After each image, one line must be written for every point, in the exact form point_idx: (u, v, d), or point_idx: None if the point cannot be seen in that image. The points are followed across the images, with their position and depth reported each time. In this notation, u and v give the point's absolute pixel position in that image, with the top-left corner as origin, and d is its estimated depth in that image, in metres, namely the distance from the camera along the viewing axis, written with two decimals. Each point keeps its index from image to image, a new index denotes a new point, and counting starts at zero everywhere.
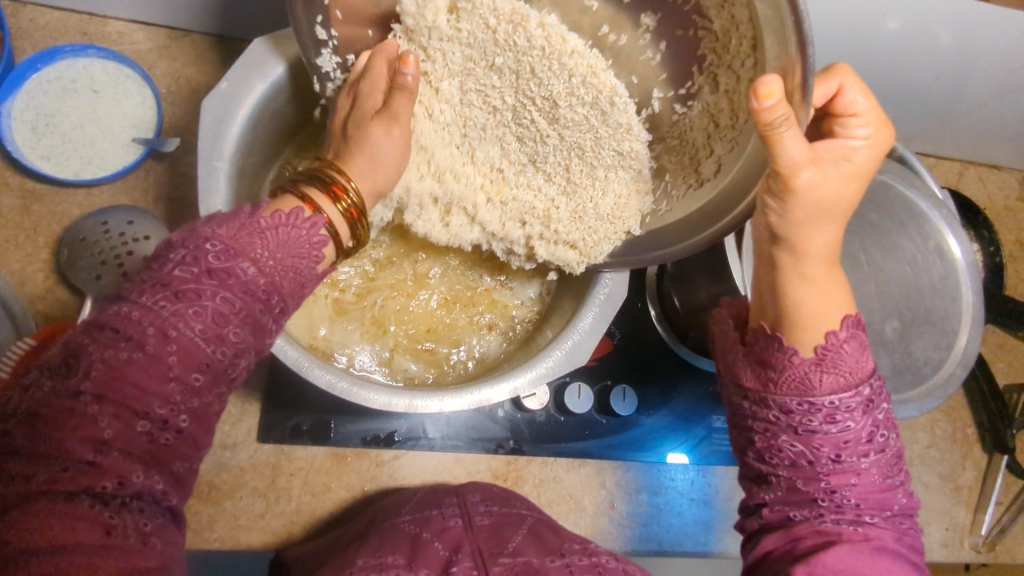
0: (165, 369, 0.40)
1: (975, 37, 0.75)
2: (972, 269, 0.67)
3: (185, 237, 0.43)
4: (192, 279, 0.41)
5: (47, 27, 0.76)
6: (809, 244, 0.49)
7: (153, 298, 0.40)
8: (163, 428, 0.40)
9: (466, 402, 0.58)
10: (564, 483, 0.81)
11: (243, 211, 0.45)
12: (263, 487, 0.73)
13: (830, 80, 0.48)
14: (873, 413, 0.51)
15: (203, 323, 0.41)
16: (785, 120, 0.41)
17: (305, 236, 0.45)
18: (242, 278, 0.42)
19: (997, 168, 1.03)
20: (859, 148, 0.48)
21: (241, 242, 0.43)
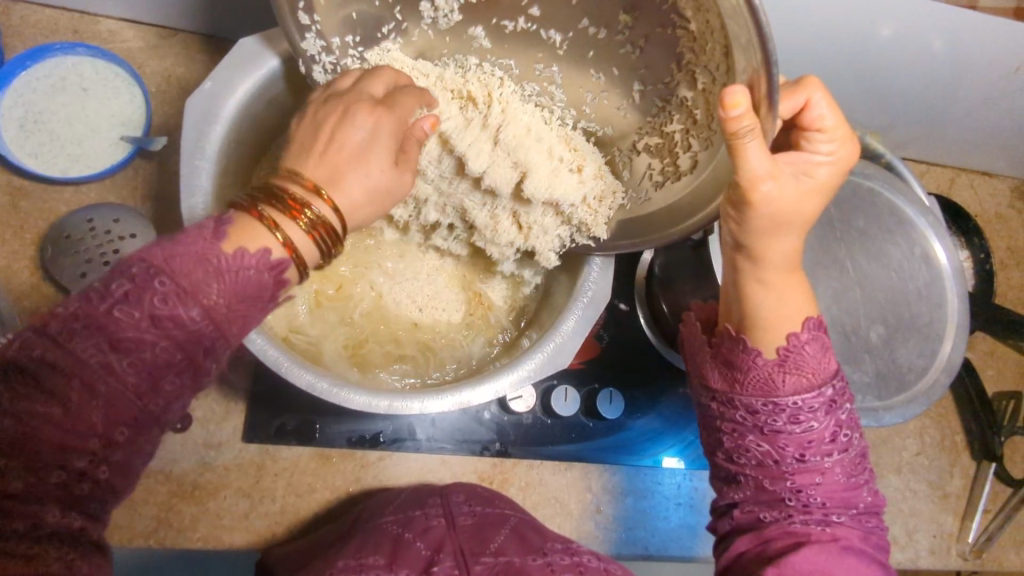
0: (89, 427, 0.37)
1: (967, 44, 0.75)
2: (959, 276, 0.66)
3: (137, 261, 0.38)
4: (132, 325, 0.37)
5: (37, 24, 0.76)
6: (770, 252, 0.49)
7: (85, 344, 0.36)
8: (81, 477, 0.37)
9: (449, 403, 0.58)
10: (550, 485, 0.81)
11: (205, 234, 0.40)
12: (248, 487, 0.73)
13: (797, 94, 0.48)
14: (836, 413, 0.52)
15: (137, 377, 0.37)
16: (750, 131, 0.41)
17: (266, 277, 0.41)
18: (183, 324, 0.38)
19: (988, 175, 1.03)
20: (822, 164, 0.48)
21: (193, 280, 0.38)
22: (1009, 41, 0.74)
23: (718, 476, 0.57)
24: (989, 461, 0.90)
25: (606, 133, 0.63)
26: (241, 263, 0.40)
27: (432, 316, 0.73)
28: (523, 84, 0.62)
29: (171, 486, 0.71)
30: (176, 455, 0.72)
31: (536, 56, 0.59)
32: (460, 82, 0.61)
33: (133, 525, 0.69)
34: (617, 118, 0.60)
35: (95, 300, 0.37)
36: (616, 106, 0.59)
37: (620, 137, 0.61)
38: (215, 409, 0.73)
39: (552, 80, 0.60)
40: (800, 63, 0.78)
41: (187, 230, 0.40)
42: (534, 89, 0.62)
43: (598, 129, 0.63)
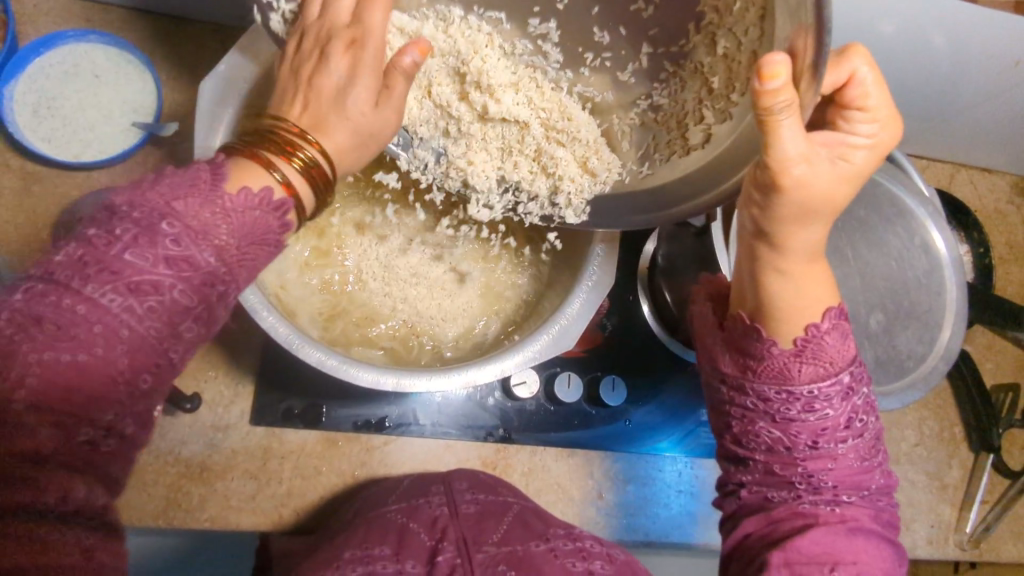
0: (115, 372, 0.38)
1: (967, 39, 0.75)
2: (956, 266, 0.67)
3: (137, 204, 0.39)
4: (145, 267, 0.38)
5: (49, 12, 0.77)
6: (791, 241, 0.49)
7: (101, 289, 0.37)
8: (106, 434, 0.39)
9: (454, 382, 0.59)
10: (552, 472, 0.82)
11: (202, 177, 0.41)
12: (255, 469, 0.74)
13: (842, 67, 0.45)
14: (853, 400, 0.53)
15: (157, 322, 0.39)
16: (788, 106, 0.39)
17: (270, 221, 0.43)
18: (200, 264, 0.40)
19: (988, 171, 1.03)
20: (860, 146, 0.46)
21: (202, 221, 0.40)
22: (1007, 35, 0.75)
23: (726, 456, 0.58)
24: (987, 453, 0.91)
25: (603, 99, 0.65)
26: (247, 203, 0.42)
27: (438, 303, 0.73)
28: (518, 40, 0.63)
29: (180, 468, 0.72)
30: (184, 438, 0.73)
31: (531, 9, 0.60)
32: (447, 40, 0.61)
33: (142, 506, 0.70)
34: (620, 82, 0.62)
35: (101, 244, 0.37)
36: (621, 70, 0.61)
37: (620, 103, 0.64)
38: (223, 392, 0.75)
39: (546, 38, 0.62)
40: None
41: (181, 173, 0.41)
42: (526, 46, 0.63)
43: (595, 94, 0.65)
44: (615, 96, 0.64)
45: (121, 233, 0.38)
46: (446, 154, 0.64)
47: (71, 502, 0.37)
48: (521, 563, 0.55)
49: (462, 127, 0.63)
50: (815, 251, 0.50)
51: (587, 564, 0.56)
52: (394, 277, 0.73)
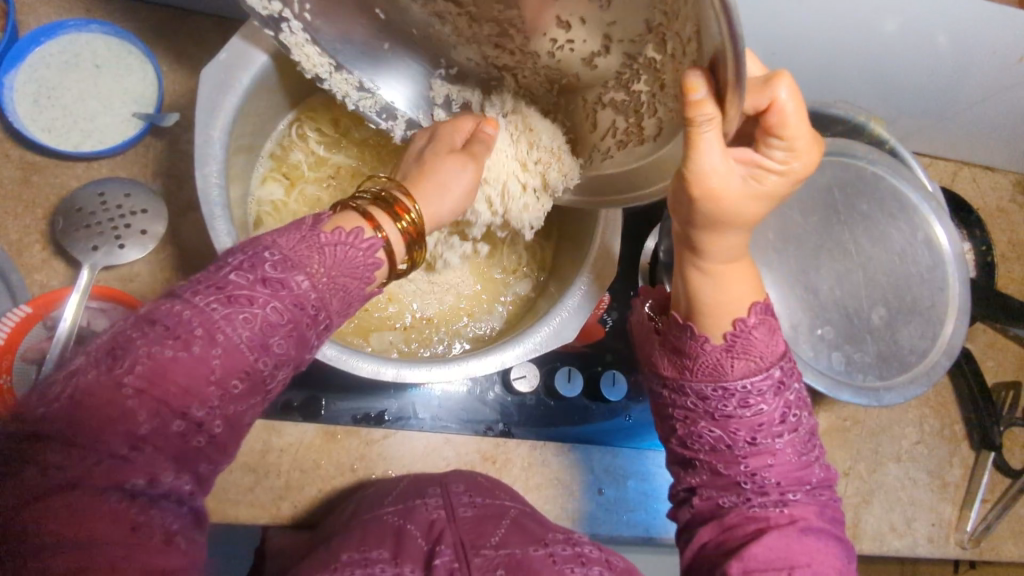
0: (207, 373, 0.40)
1: (967, 40, 0.75)
2: (960, 262, 0.67)
3: (249, 244, 0.44)
4: (247, 284, 0.41)
5: (50, 2, 0.77)
6: (714, 245, 0.50)
7: (206, 299, 0.40)
8: (196, 429, 0.40)
9: (454, 372, 0.59)
10: (551, 466, 0.81)
11: (305, 223, 0.46)
12: (253, 462, 0.74)
13: (761, 94, 0.42)
14: (785, 394, 0.52)
15: (250, 330, 0.41)
16: (709, 120, 0.40)
17: (361, 257, 0.46)
18: (293, 287, 0.43)
19: (990, 169, 1.03)
20: (773, 172, 0.45)
21: (298, 253, 0.44)
22: (1010, 29, 0.73)
23: (675, 462, 0.57)
24: (988, 451, 0.91)
25: (566, 82, 0.61)
26: (348, 240, 0.45)
27: (445, 294, 0.74)
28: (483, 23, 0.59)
29: None
30: None
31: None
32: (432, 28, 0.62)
33: None
34: (577, 70, 0.58)
35: (213, 273, 0.42)
36: (577, 60, 0.57)
37: (582, 87, 0.60)
38: None
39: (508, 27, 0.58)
40: (800, 51, 0.79)
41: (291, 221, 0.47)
42: (494, 30, 0.59)
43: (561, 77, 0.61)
44: (576, 82, 0.60)
45: (236, 260, 0.43)
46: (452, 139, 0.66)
47: (158, 486, 0.38)
48: (519, 568, 0.54)
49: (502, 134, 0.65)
50: (735, 253, 0.52)
51: (586, 569, 0.55)
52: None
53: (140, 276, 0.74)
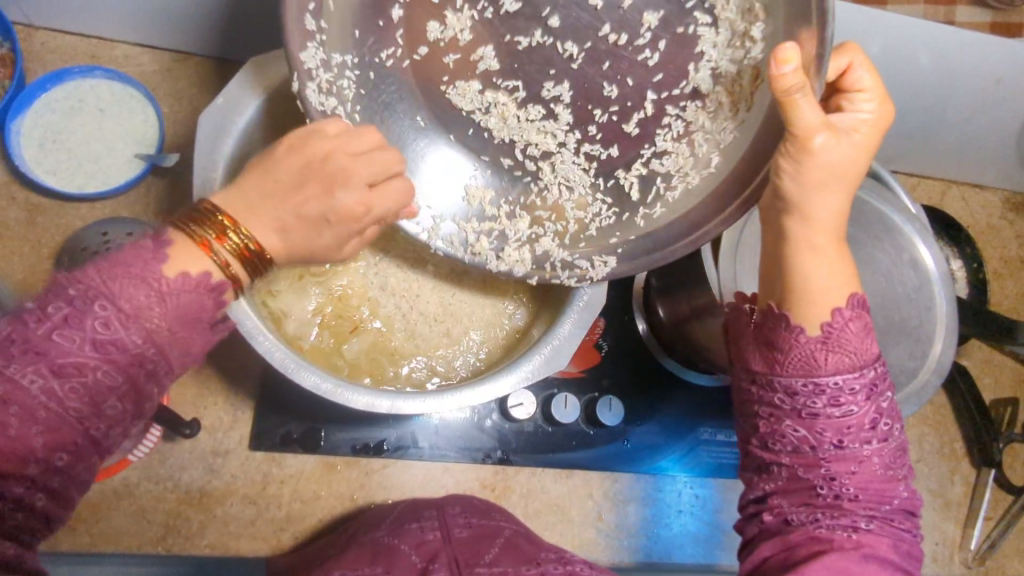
0: (28, 451, 0.39)
1: (953, 59, 0.74)
2: (945, 282, 0.68)
3: (73, 283, 0.40)
4: (71, 350, 0.39)
5: (57, 49, 0.81)
6: (821, 211, 0.48)
7: (23, 370, 0.38)
8: (15, 506, 0.39)
9: (448, 404, 0.59)
10: (551, 493, 0.82)
11: (145, 248, 0.42)
12: (254, 494, 0.74)
13: (841, 56, 0.48)
14: (877, 400, 0.50)
15: (78, 402, 0.39)
16: (801, 87, 0.42)
17: (205, 302, 0.43)
18: (126, 347, 0.40)
19: (980, 187, 1.04)
20: (865, 121, 0.47)
21: (134, 304, 0.40)
22: (1000, 54, 0.74)
23: (747, 467, 0.54)
24: (988, 468, 0.91)
25: (609, 156, 0.60)
26: (184, 286, 0.42)
27: (447, 329, 0.75)
28: (534, 104, 0.59)
29: (180, 493, 0.73)
30: (184, 463, 0.73)
31: (546, 72, 0.57)
32: (476, 112, 0.60)
33: (142, 531, 0.71)
34: (624, 134, 0.58)
35: (32, 323, 0.39)
36: (626, 121, 0.58)
37: (625, 157, 0.60)
38: (223, 418, 0.75)
39: (559, 99, 0.58)
40: None
41: (126, 247, 0.42)
42: (540, 112, 0.59)
43: (603, 151, 0.60)
44: (620, 153, 0.60)
45: (53, 311, 0.39)
46: (486, 227, 0.61)
47: None
48: None
49: (514, 223, 0.62)
50: (841, 224, 0.50)
51: None
52: (407, 291, 0.74)
53: None
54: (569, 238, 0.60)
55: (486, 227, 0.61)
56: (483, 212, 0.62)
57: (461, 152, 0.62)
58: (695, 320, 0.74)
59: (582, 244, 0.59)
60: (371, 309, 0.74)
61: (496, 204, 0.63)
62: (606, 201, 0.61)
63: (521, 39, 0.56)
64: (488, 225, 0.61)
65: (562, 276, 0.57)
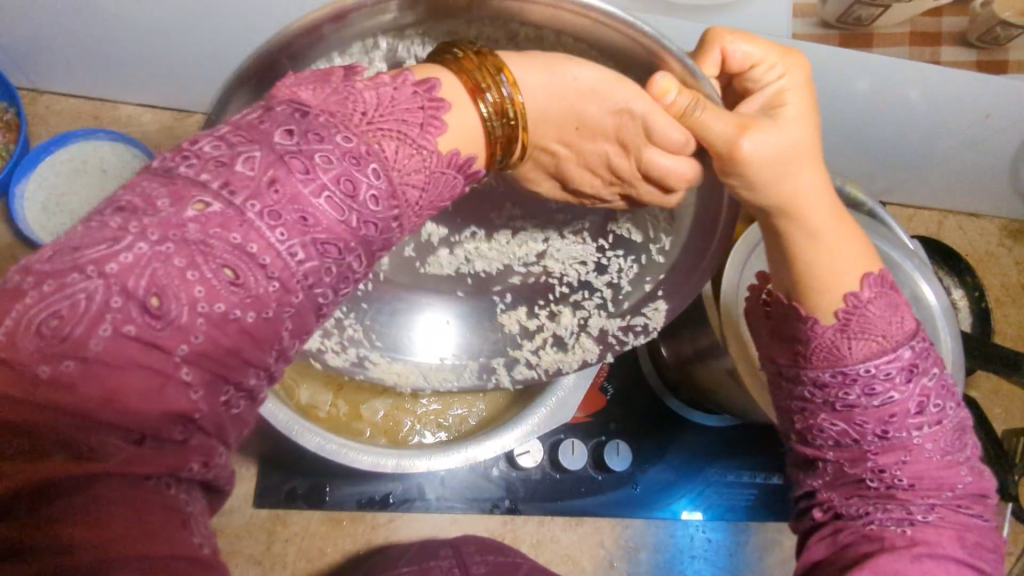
0: (274, 341, 0.31)
1: (942, 96, 0.74)
2: (949, 318, 0.68)
3: (342, 134, 0.32)
4: (333, 221, 0.31)
5: (61, 112, 0.83)
6: (802, 196, 0.46)
7: (289, 239, 0.30)
8: (243, 399, 0.32)
9: (455, 460, 0.59)
10: (561, 542, 0.81)
11: (422, 109, 0.36)
12: (259, 553, 0.73)
13: (712, 50, 0.48)
14: (920, 380, 0.46)
15: (324, 284, 0.32)
16: (691, 104, 0.43)
17: (458, 184, 0.38)
18: (378, 227, 0.33)
19: (975, 216, 1.05)
20: (783, 91, 0.47)
21: (405, 177, 0.34)
22: (990, 92, 0.73)
23: (797, 465, 0.52)
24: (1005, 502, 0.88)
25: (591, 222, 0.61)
26: (451, 168, 0.37)
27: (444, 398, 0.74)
28: (496, 233, 0.61)
29: None
30: None
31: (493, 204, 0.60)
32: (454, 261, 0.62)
33: None
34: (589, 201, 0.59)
35: (297, 177, 0.30)
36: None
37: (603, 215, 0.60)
38: None
39: (513, 217, 0.61)
40: None
41: (399, 91, 0.35)
42: (507, 233, 0.61)
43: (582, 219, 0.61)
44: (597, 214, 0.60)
45: (323, 163, 0.31)
46: (536, 339, 0.63)
47: (210, 470, 0.31)
48: None
49: (557, 319, 0.63)
50: (828, 199, 0.47)
51: None
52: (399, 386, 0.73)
53: None
54: (613, 304, 0.61)
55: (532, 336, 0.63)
56: (525, 329, 0.64)
57: (469, 301, 0.64)
58: (699, 362, 0.74)
59: (625, 302, 0.60)
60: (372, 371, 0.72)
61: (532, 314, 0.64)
62: (618, 255, 0.60)
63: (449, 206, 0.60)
64: (537, 338, 0.63)
65: (631, 339, 0.59)
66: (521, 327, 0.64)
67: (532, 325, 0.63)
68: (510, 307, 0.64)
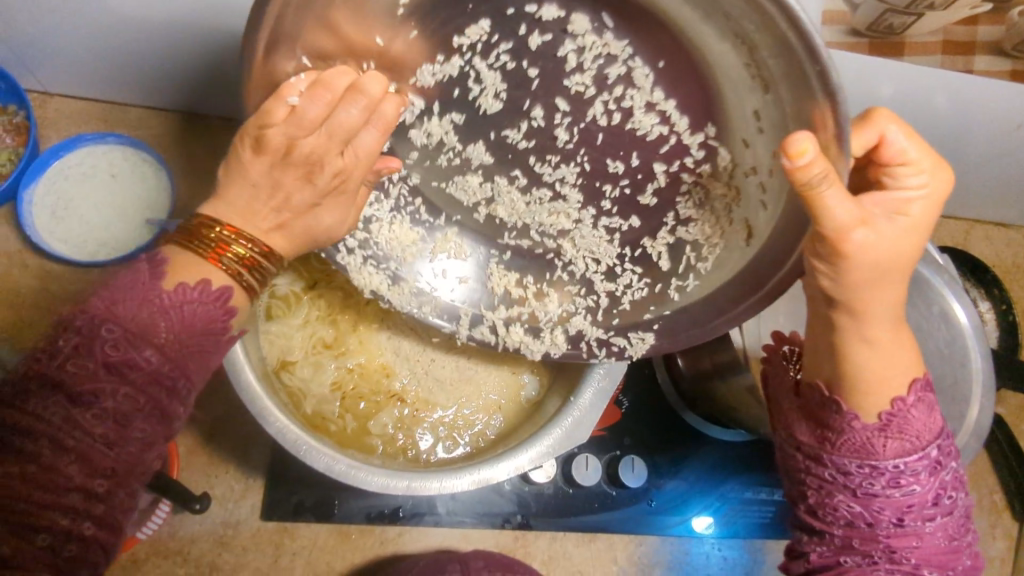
0: (66, 480, 0.37)
1: (971, 104, 0.71)
2: (981, 337, 0.66)
3: (79, 314, 0.39)
4: (87, 375, 0.38)
5: (70, 115, 0.82)
6: (874, 304, 0.45)
7: (44, 402, 0.37)
8: (67, 538, 0.38)
9: (466, 481, 0.58)
10: (573, 559, 0.80)
11: (141, 273, 0.41)
12: (265, 567, 0.73)
13: (868, 130, 0.43)
14: (941, 475, 0.47)
15: (103, 426, 0.38)
16: (826, 177, 0.37)
17: (209, 309, 0.42)
18: (141, 365, 0.39)
19: (1003, 226, 1.02)
20: (915, 200, 0.43)
21: (140, 323, 0.39)
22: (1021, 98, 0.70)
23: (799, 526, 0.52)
24: None
25: (631, 226, 0.59)
26: (185, 298, 0.41)
27: (475, 369, 0.74)
28: (535, 189, 0.58)
29: (189, 568, 0.71)
30: (194, 536, 0.72)
31: (544, 155, 0.56)
32: (473, 194, 0.59)
33: None
34: (641, 206, 0.57)
35: (43, 356, 0.38)
36: (641, 193, 0.57)
37: (649, 227, 0.58)
38: (234, 487, 0.74)
39: (563, 181, 0.58)
40: None
41: (127, 271, 0.41)
42: (546, 195, 0.59)
43: (623, 223, 0.59)
44: (642, 221, 0.58)
45: (62, 343, 0.38)
46: (518, 313, 0.60)
47: None
48: None
49: (544, 300, 0.61)
50: (896, 314, 0.47)
51: None
52: (421, 357, 0.73)
53: None
54: (602, 314, 0.59)
55: (512, 309, 0.60)
56: (509, 296, 0.61)
57: (466, 237, 0.62)
58: (718, 376, 0.72)
59: (617, 320, 0.58)
60: (389, 378, 0.73)
61: (521, 284, 0.62)
62: (636, 270, 0.59)
63: (509, 131, 0.55)
64: (513, 308, 0.61)
65: (602, 355, 0.57)
66: (489, 301, 0.61)
67: (522, 300, 0.61)
68: (510, 273, 0.62)
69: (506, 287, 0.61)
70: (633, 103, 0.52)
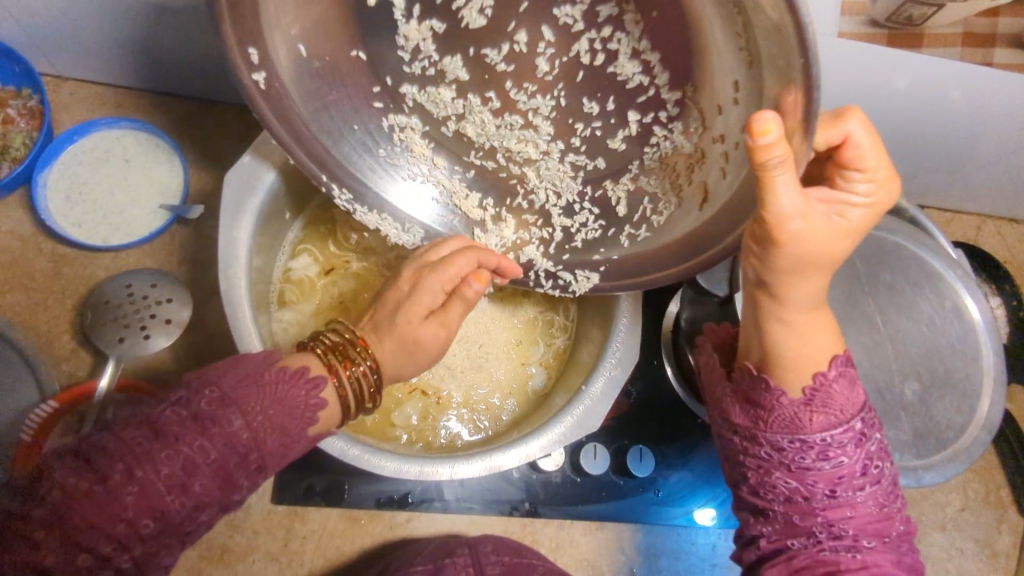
0: (120, 508, 0.40)
1: (986, 100, 0.71)
2: (994, 333, 0.66)
3: (197, 378, 0.46)
4: (177, 422, 0.43)
5: (83, 100, 0.83)
6: (794, 293, 0.45)
7: (134, 433, 0.42)
8: (103, 563, 0.40)
9: (478, 468, 0.58)
10: (581, 546, 0.81)
11: (257, 362, 0.48)
12: (276, 550, 0.74)
13: (837, 126, 0.41)
14: (867, 445, 0.47)
15: (170, 469, 0.41)
16: (784, 161, 0.35)
17: (303, 397, 0.48)
18: (224, 428, 0.43)
19: (1017, 222, 1.01)
20: (857, 206, 0.42)
21: (238, 394, 0.45)
22: None
23: (743, 506, 0.52)
24: None
25: (596, 166, 0.57)
26: (285, 380, 0.48)
27: (483, 329, 0.75)
28: (507, 115, 0.56)
29: (203, 550, 0.73)
30: None
31: (523, 84, 0.53)
32: (438, 107, 0.57)
33: None
34: (610, 149, 0.55)
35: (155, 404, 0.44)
36: (611, 137, 0.54)
37: (613, 170, 0.57)
38: None
39: (537, 111, 0.55)
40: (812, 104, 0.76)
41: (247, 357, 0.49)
42: (516, 121, 0.56)
43: (589, 162, 0.57)
44: (608, 164, 0.56)
45: (173, 398, 0.44)
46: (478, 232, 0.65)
47: None
48: None
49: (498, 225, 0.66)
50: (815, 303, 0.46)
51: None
52: None
53: (165, 363, 0.76)
54: (553, 246, 0.64)
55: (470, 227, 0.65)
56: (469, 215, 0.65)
57: (440, 151, 0.62)
58: None
59: (567, 255, 0.63)
60: None
61: (483, 204, 0.65)
62: (592, 211, 0.60)
63: (488, 50, 0.51)
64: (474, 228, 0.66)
65: (547, 285, 0.64)
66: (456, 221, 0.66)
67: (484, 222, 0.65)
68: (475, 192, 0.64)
69: (469, 206, 0.65)
70: (619, 47, 0.47)
